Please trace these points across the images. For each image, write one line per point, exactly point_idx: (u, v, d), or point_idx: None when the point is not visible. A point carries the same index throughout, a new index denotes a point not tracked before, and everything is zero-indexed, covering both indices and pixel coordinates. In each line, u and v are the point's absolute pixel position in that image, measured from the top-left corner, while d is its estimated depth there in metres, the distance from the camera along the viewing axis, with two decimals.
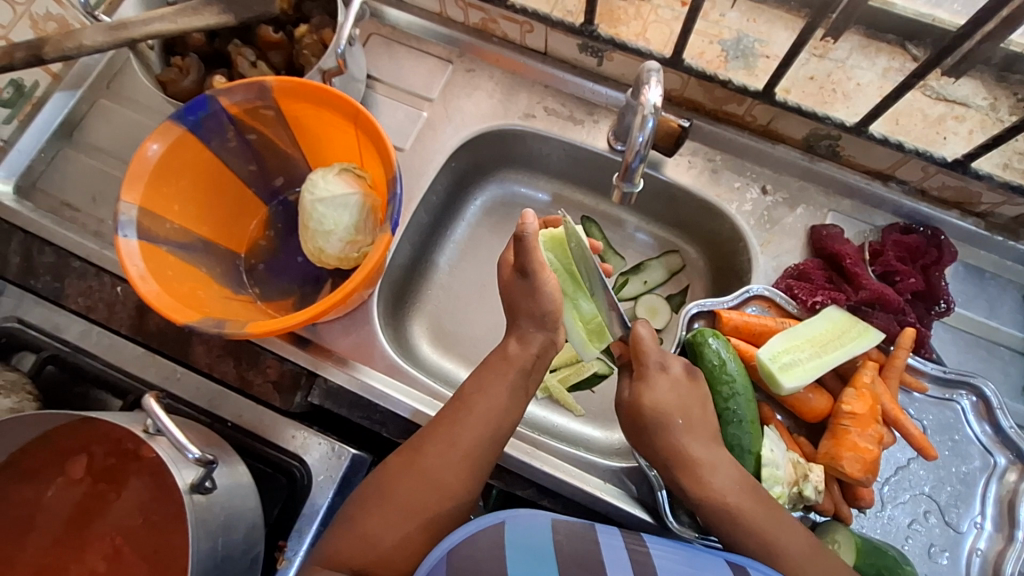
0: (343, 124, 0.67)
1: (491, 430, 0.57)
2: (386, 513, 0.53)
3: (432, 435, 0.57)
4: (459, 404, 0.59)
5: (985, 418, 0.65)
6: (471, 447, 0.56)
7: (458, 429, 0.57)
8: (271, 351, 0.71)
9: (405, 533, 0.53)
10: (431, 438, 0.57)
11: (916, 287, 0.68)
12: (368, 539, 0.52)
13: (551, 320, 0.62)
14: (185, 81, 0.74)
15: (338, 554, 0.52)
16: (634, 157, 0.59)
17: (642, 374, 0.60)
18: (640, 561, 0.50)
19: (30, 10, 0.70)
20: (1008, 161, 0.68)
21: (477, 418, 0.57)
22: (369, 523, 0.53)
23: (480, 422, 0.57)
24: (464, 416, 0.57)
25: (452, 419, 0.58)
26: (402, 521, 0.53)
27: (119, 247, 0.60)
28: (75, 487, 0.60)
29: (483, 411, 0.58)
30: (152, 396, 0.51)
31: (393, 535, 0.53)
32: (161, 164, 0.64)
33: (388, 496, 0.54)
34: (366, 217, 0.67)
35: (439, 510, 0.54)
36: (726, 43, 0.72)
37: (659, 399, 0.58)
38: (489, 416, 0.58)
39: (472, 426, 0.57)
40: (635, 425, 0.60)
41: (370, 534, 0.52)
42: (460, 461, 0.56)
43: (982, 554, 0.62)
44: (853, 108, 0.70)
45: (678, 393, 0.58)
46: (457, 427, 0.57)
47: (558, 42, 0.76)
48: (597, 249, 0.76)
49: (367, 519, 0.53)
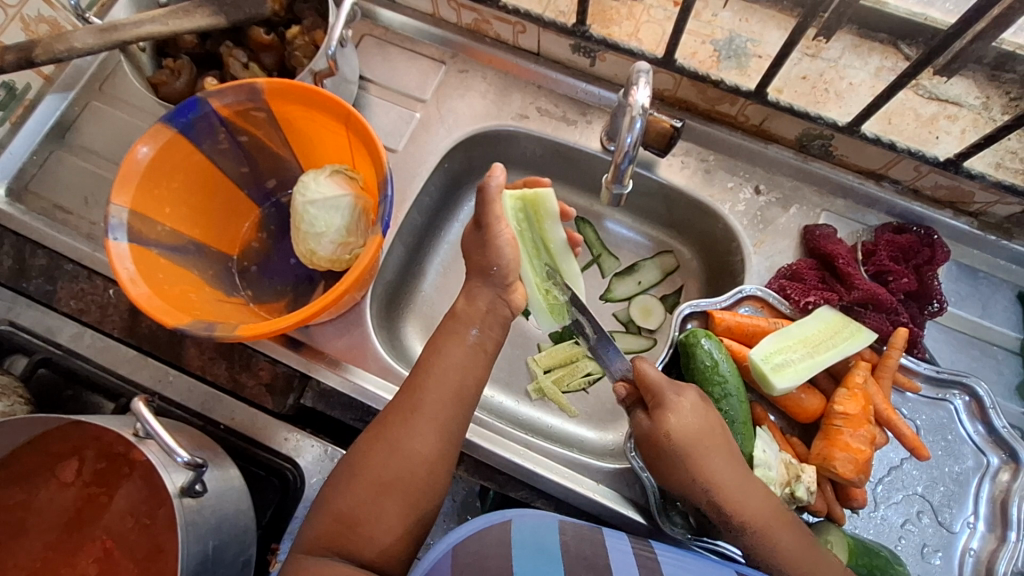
0: (334, 125, 0.67)
1: (455, 392, 0.57)
2: (360, 491, 0.53)
3: (396, 407, 0.56)
4: (417, 373, 0.58)
5: (979, 418, 0.65)
6: (435, 412, 0.56)
7: (420, 396, 0.56)
8: (263, 353, 0.70)
9: (384, 507, 0.53)
10: (394, 411, 0.57)
11: (908, 287, 0.68)
12: (346, 520, 0.52)
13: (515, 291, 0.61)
14: (177, 83, 0.73)
15: (320, 539, 0.52)
16: (623, 158, 0.59)
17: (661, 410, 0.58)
18: (648, 565, 0.51)
19: (22, 12, 0.70)
20: (1000, 160, 0.68)
21: (438, 383, 0.57)
22: (345, 505, 0.53)
23: (442, 386, 0.57)
24: (423, 383, 0.57)
25: (413, 386, 0.57)
26: (379, 497, 0.53)
27: (109, 250, 0.59)
28: (65, 492, 0.60)
29: (442, 374, 0.57)
30: (141, 400, 0.51)
31: (372, 512, 0.52)
32: (151, 167, 0.64)
33: (359, 474, 0.54)
34: (358, 219, 0.67)
35: (415, 480, 0.54)
36: (718, 43, 0.72)
37: (682, 425, 0.55)
38: (449, 377, 0.57)
39: (435, 391, 0.56)
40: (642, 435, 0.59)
41: (348, 515, 0.52)
42: (427, 428, 0.55)
43: (975, 554, 0.62)
44: (845, 108, 0.69)
45: (701, 418, 0.56)
46: (419, 394, 0.56)
47: (551, 43, 0.76)
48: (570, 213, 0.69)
49: (343, 501, 0.53)
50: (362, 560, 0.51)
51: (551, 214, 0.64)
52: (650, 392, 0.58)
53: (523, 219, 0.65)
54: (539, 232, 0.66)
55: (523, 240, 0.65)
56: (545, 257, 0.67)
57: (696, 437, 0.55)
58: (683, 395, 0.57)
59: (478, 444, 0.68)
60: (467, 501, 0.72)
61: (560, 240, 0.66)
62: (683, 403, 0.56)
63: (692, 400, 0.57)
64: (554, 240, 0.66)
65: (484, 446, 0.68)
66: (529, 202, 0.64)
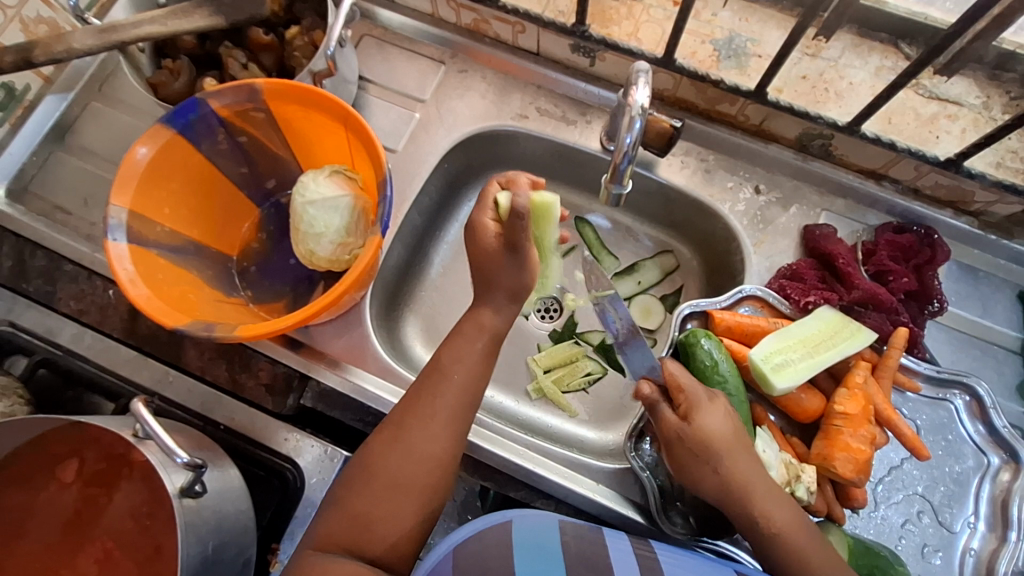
0: (333, 126, 0.67)
1: (469, 394, 0.57)
2: (374, 490, 0.53)
3: (411, 408, 0.56)
4: (433, 373, 0.58)
5: (979, 418, 0.65)
6: (451, 414, 0.56)
7: (436, 397, 0.56)
8: (264, 354, 0.70)
9: (399, 507, 0.53)
10: (409, 411, 0.56)
11: (909, 286, 0.68)
12: (360, 518, 0.52)
13: (517, 288, 0.61)
14: (175, 84, 0.73)
15: (332, 536, 0.52)
16: (622, 158, 0.59)
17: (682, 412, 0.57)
18: (648, 565, 0.51)
19: (21, 13, 0.70)
20: (1000, 160, 0.67)
21: (455, 386, 0.57)
22: (359, 504, 0.53)
23: (457, 388, 0.57)
24: (440, 383, 0.57)
25: (429, 387, 0.57)
26: (394, 497, 0.53)
27: (108, 250, 0.59)
28: (65, 492, 0.60)
29: (458, 376, 0.57)
30: (140, 400, 0.51)
31: (386, 512, 0.52)
32: (150, 168, 0.64)
33: (374, 473, 0.54)
34: (357, 219, 0.67)
35: (429, 481, 0.54)
36: (718, 43, 0.72)
37: (716, 428, 0.55)
38: (464, 379, 0.57)
39: (451, 393, 0.57)
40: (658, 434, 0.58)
41: (361, 514, 0.52)
42: (442, 429, 0.56)
43: (975, 553, 0.61)
44: (845, 107, 0.70)
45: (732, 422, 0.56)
46: (435, 395, 0.57)
47: (550, 42, 0.75)
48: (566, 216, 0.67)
49: (357, 499, 0.53)
50: (374, 560, 0.51)
51: (554, 218, 0.65)
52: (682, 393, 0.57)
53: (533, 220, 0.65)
54: (539, 235, 0.67)
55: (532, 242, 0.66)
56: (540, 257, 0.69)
57: (727, 438, 0.55)
58: (715, 400, 0.57)
59: (478, 445, 0.68)
60: (467, 500, 0.72)
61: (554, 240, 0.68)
62: (717, 407, 0.56)
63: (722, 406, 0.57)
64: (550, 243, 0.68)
65: (483, 447, 0.68)
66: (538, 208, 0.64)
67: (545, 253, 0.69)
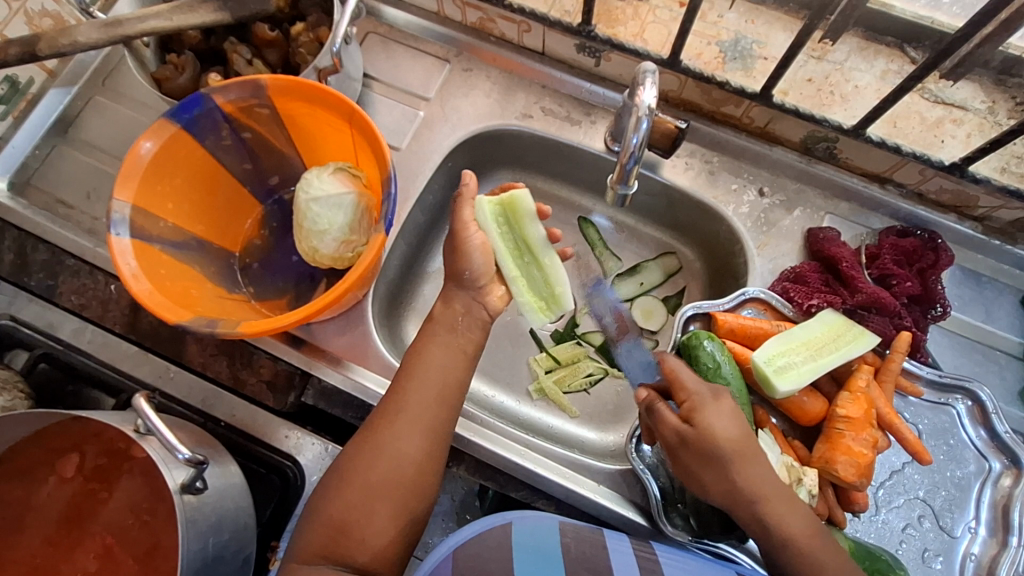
0: (339, 123, 0.66)
1: (438, 392, 0.57)
2: (350, 496, 0.53)
3: (382, 411, 0.57)
4: (402, 375, 0.58)
5: (981, 423, 0.65)
6: (420, 412, 0.56)
7: (405, 398, 0.57)
8: (265, 350, 0.70)
9: (375, 511, 0.53)
10: (381, 415, 0.57)
11: (913, 291, 0.67)
12: (338, 526, 0.52)
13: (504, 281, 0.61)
14: (180, 78, 0.73)
15: (311, 548, 0.52)
16: (629, 158, 0.59)
17: (688, 410, 0.56)
18: (648, 567, 0.51)
19: (26, 6, 0.70)
20: (1005, 165, 0.67)
21: (421, 384, 0.57)
22: (335, 511, 0.53)
23: (426, 387, 0.57)
24: (408, 385, 0.57)
25: (398, 390, 0.57)
26: (369, 501, 0.53)
27: (112, 245, 0.59)
28: (65, 487, 0.60)
29: (425, 375, 0.58)
30: (141, 396, 0.51)
31: (363, 517, 0.52)
32: (155, 162, 0.63)
33: (349, 478, 0.54)
34: (361, 217, 0.66)
35: (403, 481, 0.54)
36: (724, 44, 0.72)
37: (722, 428, 0.55)
38: (431, 378, 0.57)
39: (419, 392, 0.57)
40: (676, 443, 0.56)
41: (339, 521, 0.52)
42: (413, 430, 0.55)
43: (976, 558, 0.61)
44: (851, 111, 0.69)
45: (740, 427, 0.56)
46: (403, 396, 0.57)
47: (556, 42, 0.75)
48: (547, 211, 0.65)
49: (332, 508, 0.53)
50: (355, 567, 0.51)
51: (528, 212, 0.62)
52: (685, 392, 0.57)
53: (502, 224, 0.63)
54: (517, 233, 0.63)
55: (502, 242, 0.62)
56: (527, 259, 0.64)
57: (731, 436, 0.55)
58: (719, 399, 0.57)
59: (479, 444, 0.68)
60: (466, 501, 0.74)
61: (541, 238, 0.63)
62: (722, 407, 0.56)
63: (730, 406, 0.57)
64: (536, 241, 0.63)
65: (485, 446, 0.68)
66: (506, 207, 0.63)
67: (532, 252, 0.63)
